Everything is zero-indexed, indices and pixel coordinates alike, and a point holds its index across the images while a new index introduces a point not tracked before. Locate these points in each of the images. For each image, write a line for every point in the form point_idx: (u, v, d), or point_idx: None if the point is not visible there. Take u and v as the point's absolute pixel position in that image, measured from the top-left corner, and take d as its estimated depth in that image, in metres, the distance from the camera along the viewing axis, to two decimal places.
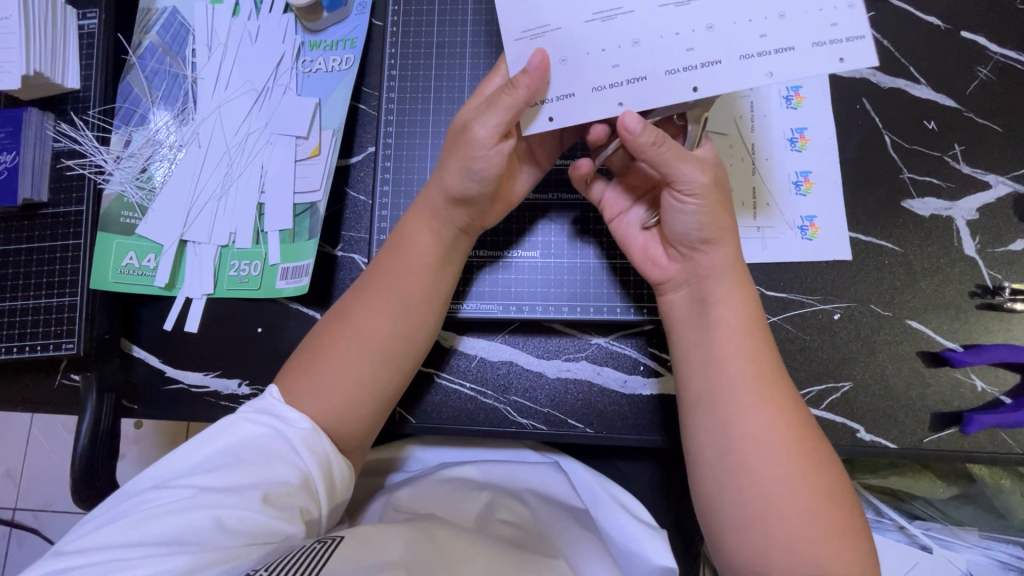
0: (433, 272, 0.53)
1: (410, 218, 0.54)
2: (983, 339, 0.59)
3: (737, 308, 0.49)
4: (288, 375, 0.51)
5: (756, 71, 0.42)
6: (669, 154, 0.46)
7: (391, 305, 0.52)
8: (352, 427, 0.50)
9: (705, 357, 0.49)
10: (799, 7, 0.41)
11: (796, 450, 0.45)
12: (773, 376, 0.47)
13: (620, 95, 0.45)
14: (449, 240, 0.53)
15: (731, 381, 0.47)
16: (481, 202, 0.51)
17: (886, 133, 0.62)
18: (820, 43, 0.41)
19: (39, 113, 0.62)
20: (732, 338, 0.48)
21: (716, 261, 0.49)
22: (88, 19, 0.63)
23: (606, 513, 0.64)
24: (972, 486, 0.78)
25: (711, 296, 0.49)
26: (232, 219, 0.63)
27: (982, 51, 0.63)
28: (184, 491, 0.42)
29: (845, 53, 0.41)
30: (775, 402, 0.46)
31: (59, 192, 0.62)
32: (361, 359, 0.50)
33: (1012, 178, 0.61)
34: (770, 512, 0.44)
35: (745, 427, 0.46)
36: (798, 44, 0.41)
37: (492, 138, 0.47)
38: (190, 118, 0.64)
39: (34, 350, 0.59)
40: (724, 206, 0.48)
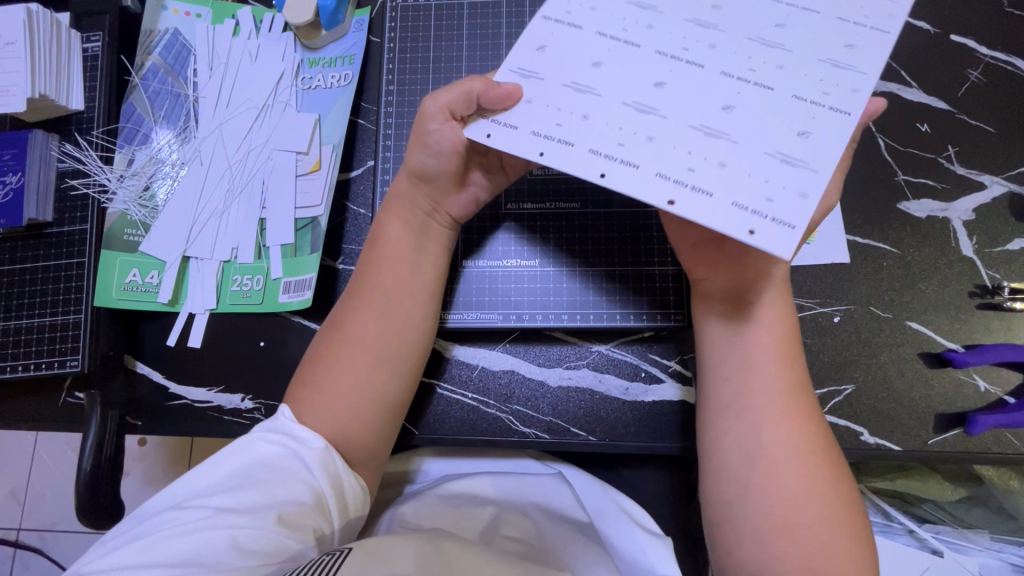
0: (426, 262, 0.55)
1: (384, 215, 0.55)
2: (984, 339, 0.59)
3: (757, 315, 0.49)
4: (313, 373, 0.51)
5: (718, 184, 0.39)
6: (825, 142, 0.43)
7: (416, 307, 0.54)
8: (377, 431, 0.51)
9: (740, 359, 0.49)
10: (742, 166, 0.39)
11: (822, 455, 0.46)
12: (788, 381, 0.48)
13: (545, 147, 0.41)
14: (419, 227, 0.55)
15: (765, 384, 0.47)
16: (439, 181, 0.53)
17: (880, 137, 0.63)
18: (789, 166, 0.39)
19: (44, 134, 0.63)
20: (768, 343, 0.49)
21: (771, 270, 0.49)
22: (92, 42, 0.64)
23: (612, 523, 0.64)
24: (980, 489, 0.78)
25: (742, 303, 0.50)
26: (235, 235, 0.64)
27: (972, 54, 0.63)
28: (199, 511, 0.42)
29: (757, 228, 0.38)
30: (789, 409, 0.47)
31: (63, 211, 0.63)
32: (392, 362, 0.52)
33: (1007, 178, 0.61)
34: (790, 521, 0.44)
35: (779, 431, 0.46)
36: (718, 195, 0.38)
37: (442, 113, 0.48)
38: (192, 136, 0.65)
39: (39, 368, 0.60)
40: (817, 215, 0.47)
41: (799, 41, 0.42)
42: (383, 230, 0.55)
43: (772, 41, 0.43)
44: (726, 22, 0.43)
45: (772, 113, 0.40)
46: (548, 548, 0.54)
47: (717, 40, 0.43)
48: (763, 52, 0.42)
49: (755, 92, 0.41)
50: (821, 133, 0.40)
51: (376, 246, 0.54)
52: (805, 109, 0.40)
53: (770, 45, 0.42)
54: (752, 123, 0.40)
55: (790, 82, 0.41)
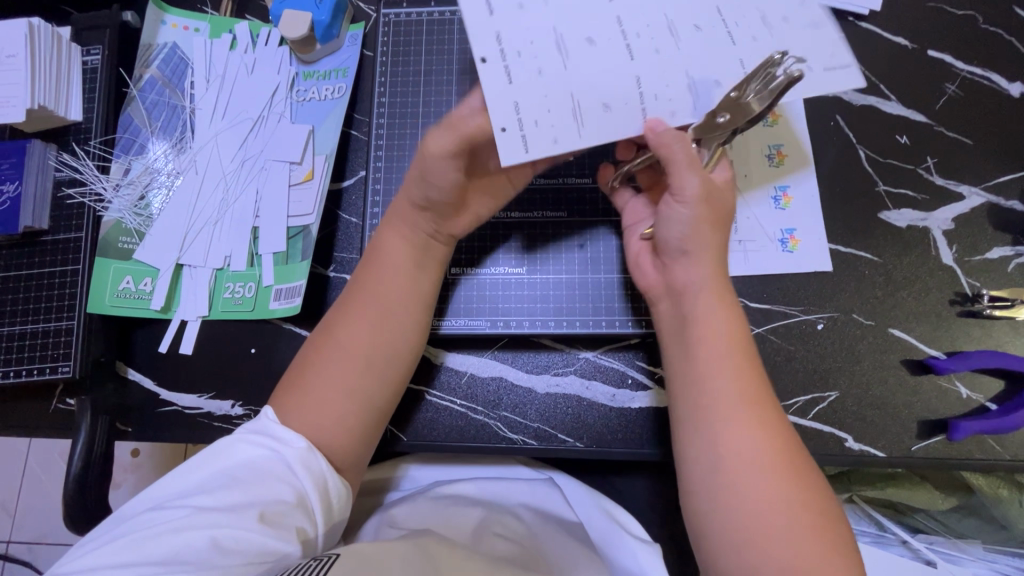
0: (414, 278, 0.55)
1: (384, 228, 0.56)
2: (965, 346, 0.59)
3: (701, 327, 0.50)
4: (284, 393, 0.52)
5: (558, 94, 0.46)
6: (681, 157, 0.47)
7: (371, 317, 0.53)
8: (347, 441, 0.51)
9: (690, 373, 0.49)
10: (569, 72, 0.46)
11: (783, 464, 0.45)
12: (750, 391, 0.48)
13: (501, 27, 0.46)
14: (419, 244, 0.55)
15: (716, 395, 0.47)
16: (442, 208, 0.53)
17: (860, 148, 0.64)
18: (632, 113, 0.47)
19: (43, 144, 0.64)
20: (714, 355, 0.48)
21: (692, 276, 0.50)
22: (91, 55, 0.66)
23: (601, 529, 0.64)
24: (971, 498, 0.78)
25: (688, 313, 0.50)
26: (228, 243, 0.65)
27: (949, 69, 0.65)
28: (181, 511, 0.43)
29: (505, 129, 0.46)
30: (751, 418, 0.47)
31: (59, 219, 0.64)
32: (351, 370, 0.51)
33: (984, 189, 0.63)
34: (758, 529, 0.43)
35: (734, 441, 0.46)
36: (518, 93, 0.46)
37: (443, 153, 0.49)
38: (188, 146, 0.67)
39: (31, 373, 0.60)
40: (712, 219, 0.50)
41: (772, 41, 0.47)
42: (384, 248, 0.55)
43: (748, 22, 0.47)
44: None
45: (678, 64, 0.46)
46: (535, 550, 0.55)
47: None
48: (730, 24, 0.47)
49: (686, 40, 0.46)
50: (617, 116, 0.46)
51: (373, 262, 0.55)
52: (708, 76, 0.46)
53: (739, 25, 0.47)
54: (649, 64, 0.46)
55: (724, 58, 0.47)
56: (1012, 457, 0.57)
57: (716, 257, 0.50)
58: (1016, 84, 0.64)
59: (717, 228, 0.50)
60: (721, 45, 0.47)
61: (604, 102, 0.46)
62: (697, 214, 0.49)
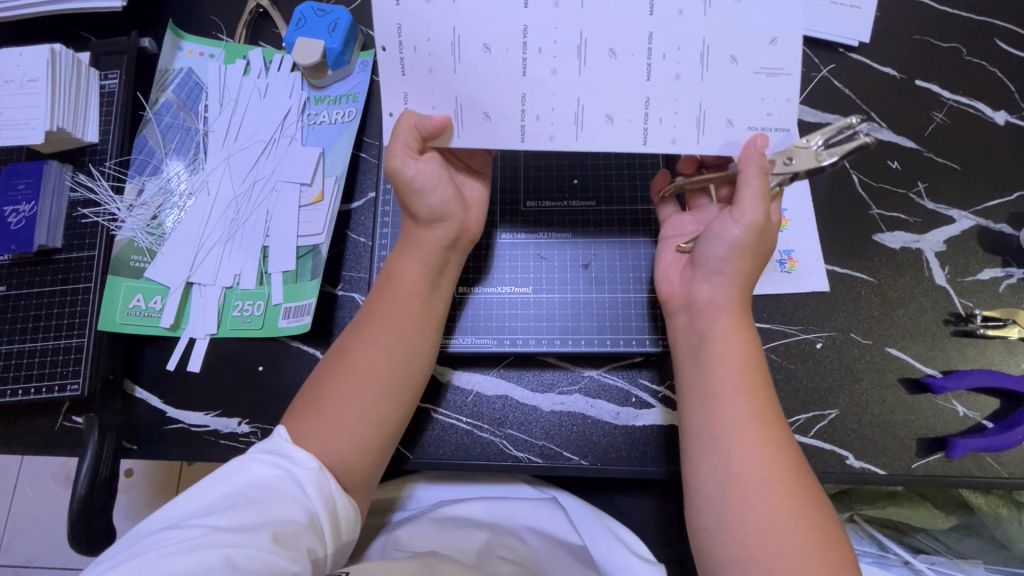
0: (425, 299, 0.56)
1: (398, 255, 0.57)
2: (960, 365, 0.61)
3: (720, 346, 0.51)
4: (295, 413, 0.52)
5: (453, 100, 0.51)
6: (758, 185, 0.49)
7: (389, 340, 0.54)
8: (358, 461, 0.51)
9: (703, 390, 0.51)
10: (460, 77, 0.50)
11: (794, 484, 0.46)
12: (765, 414, 0.49)
13: (402, 18, 0.48)
14: (435, 266, 0.57)
15: (729, 414, 0.49)
16: (444, 215, 0.56)
17: (854, 172, 0.66)
18: (513, 126, 0.51)
19: (59, 165, 0.65)
20: (729, 374, 0.50)
21: (716, 295, 0.53)
22: (109, 80, 0.67)
23: (605, 548, 0.63)
24: (971, 517, 0.79)
25: (706, 330, 0.53)
26: (238, 262, 0.66)
27: (936, 98, 0.68)
28: (195, 530, 0.43)
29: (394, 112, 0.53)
30: (765, 439, 0.48)
31: (73, 238, 0.65)
32: (366, 393, 0.52)
33: (974, 212, 0.65)
34: (770, 547, 0.44)
35: (745, 459, 0.47)
36: (410, 89, 0.51)
37: (410, 155, 0.53)
38: (201, 167, 0.68)
39: (40, 391, 0.61)
40: (757, 249, 0.52)
41: (722, 88, 0.49)
42: (398, 271, 0.56)
43: (685, 51, 0.48)
44: (665, 24, 0.47)
45: (577, 87, 0.49)
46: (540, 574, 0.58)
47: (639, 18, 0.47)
48: (672, 51, 0.48)
49: (600, 61, 0.49)
50: (497, 124, 0.51)
51: (389, 286, 0.56)
52: (613, 111, 0.50)
53: (676, 57, 0.48)
54: (548, 84, 0.49)
55: (638, 91, 0.49)
56: (1010, 474, 0.58)
57: (744, 281, 0.53)
58: (1000, 112, 0.67)
59: (756, 255, 0.52)
60: (636, 76, 0.49)
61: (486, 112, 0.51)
62: (740, 239, 0.50)
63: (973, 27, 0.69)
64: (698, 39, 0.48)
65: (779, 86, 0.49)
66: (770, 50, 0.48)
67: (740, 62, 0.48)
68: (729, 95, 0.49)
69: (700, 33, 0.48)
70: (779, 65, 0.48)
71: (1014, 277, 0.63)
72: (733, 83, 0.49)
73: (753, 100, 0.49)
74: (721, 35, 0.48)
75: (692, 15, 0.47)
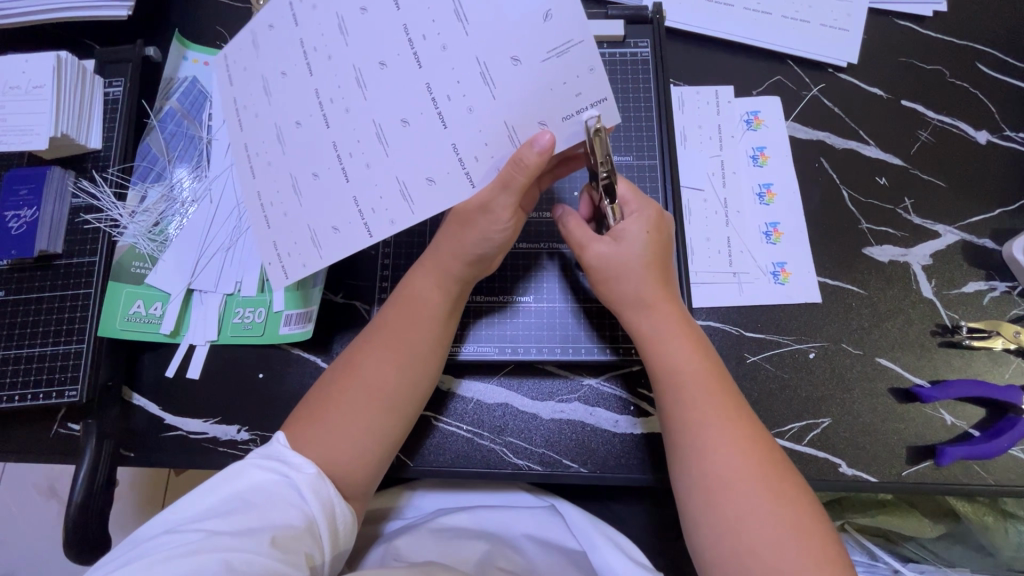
0: (443, 321, 0.56)
1: (417, 273, 0.58)
2: (947, 375, 0.63)
3: (683, 361, 0.53)
4: (296, 422, 0.52)
5: (337, 211, 0.53)
6: (577, 233, 0.57)
7: (397, 356, 0.54)
8: (356, 473, 0.51)
9: (673, 403, 0.52)
10: (337, 206, 0.53)
11: (769, 490, 0.47)
12: (732, 423, 0.50)
13: (247, 139, 0.55)
14: (455, 291, 0.57)
15: (703, 424, 0.50)
16: (493, 258, 0.56)
17: (843, 188, 0.69)
18: (397, 198, 0.51)
19: (62, 171, 0.66)
20: (698, 385, 0.52)
21: (659, 322, 0.54)
22: (114, 87, 0.68)
23: (603, 557, 0.62)
24: (958, 525, 0.80)
25: (664, 348, 0.53)
26: (240, 269, 0.66)
27: (921, 118, 0.71)
28: (194, 534, 0.43)
29: (307, 261, 0.55)
30: (734, 444, 0.49)
31: (74, 244, 0.65)
32: (371, 406, 0.53)
33: (959, 227, 0.67)
34: (748, 550, 0.46)
35: (719, 468, 0.48)
36: (299, 224, 0.55)
37: (509, 214, 0.52)
38: (204, 175, 0.69)
39: (37, 398, 0.60)
40: (661, 270, 0.55)
41: (534, 107, 0.47)
42: (412, 287, 0.57)
43: (467, 83, 0.47)
44: (457, 65, 0.46)
45: (425, 155, 0.50)
46: None
47: (442, 67, 0.47)
48: (456, 94, 0.47)
49: (418, 125, 0.49)
50: (398, 214, 0.51)
51: (404, 303, 0.57)
52: (469, 151, 0.49)
53: (462, 91, 0.47)
54: (396, 157, 0.50)
55: (470, 132, 0.48)
56: (997, 482, 0.60)
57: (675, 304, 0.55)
58: (982, 132, 0.70)
59: (662, 273, 0.55)
60: (478, 95, 0.47)
61: (368, 208, 0.52)
62: (605, 284, 0.56)
63: (955, 51, 0.72)
64: (471, 61, 0.46)
65: (577, 59, 0.44)
66: (548, 28, 0.44)
67: (523, 62, 0.45)
68: (539, 95, 0.46)
69: (470, 55, 0.46)
70: (566, 40, 0.44)
71: (997, 289, 0.65)
72: (530, 79, 0.46)
73: (559, 89, 0.46)
74: (502, 28, 0.45)
75: (456, 42, 0.46)
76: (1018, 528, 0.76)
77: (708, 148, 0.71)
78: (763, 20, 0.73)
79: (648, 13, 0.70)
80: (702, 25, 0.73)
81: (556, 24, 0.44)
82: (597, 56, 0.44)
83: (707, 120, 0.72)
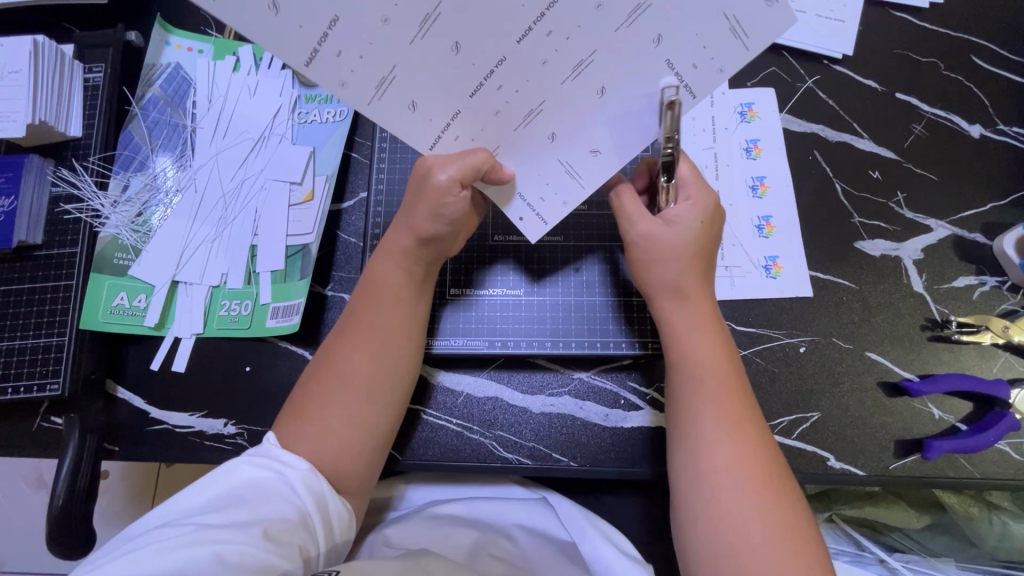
0: (411, 304, 0.56)
1: (381, 258, 0.57)
2: (936, 369, 0.63)
3: (696, 351, 0.53)
4: (283, 418, 0.52)
5: (310, 12, 0.40)
6: (628, 205, 0.56)
7: (371, 344, 0.54)
8: (345, 468, 0.51)
9: (680, 396, 0.53)
10: (280, 41, 0.41)
11: (764, 485, 0.47)
12: (741, 418, 0.50)
13: None
14: (420, 274, 0.56)
15: (705, 418, 0.50)
16: (446, 241, 0.55)
17: (837, 181, 0.68)
18: (371, 80, 0.44)
19: (40, 160, 0.64)
20: (705, 376, 0.52)
21: (689, 314, 0.54)
22: (93, 73, 0.66)
23: (593, 546, 0.64)
24: (944, 516, 0.81)
25: (679, 338, 0.54)
26: (225, 261, 0.65)
27: (915, 111, 0.70)
28: (187, 527, 0.43)
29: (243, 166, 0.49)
30: (733, 439, 0.49)
31: (54, 235, 0.63)
32: (350, 398, 0.52)
33: (950, 222, 0.67)
34: (741, 544, 0.45)
35: (717, 464, 0.48)
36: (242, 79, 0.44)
37: (452, 187, 0.49)
38: (188, 163, 0.67)
39: (18, 391, 0.59)
40: (700, 266, 0.54)
41: (526, 161, 0.50)
42: (382, 274, 0.56)
43: (516, 103, 0.46)
44: (533, 81, 0.45)
45: (427, 88, 0.45)
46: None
47: (526, 64, 0.43)
48: (506, 91, 0.45)
49: (459, 62, 0.43)
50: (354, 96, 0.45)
51: (374, 289, 0.56)
52: (458, 129, 0.48)
53: (507, 98, 0.46)
54: (407, 58, 0.43)
55: (477, 122, 0.47)
56: (983, 476, 0.60)
57: (709, 297, 0.55)
58: (975, 126, 0.70)
59: (700, 267, 0.54)
60: (506, 126, 0.48)
61: (335, 47, 0.42)
62: (643, 272, 0.55)
63: (950, 43, 0.72)
64: (537, 98, 0.45)
65: (569, 188, 0.50)
66: (589, 160, 0.49)
67: (556, 142, 0.48)
68: (534, 160, 0.50)
69: (542, 94, 0.45)
70: (588, 169, 0.49)
71: (987, 284, 0.65)
72: (537, 153, 0.49)
73: (542, 177, 0.50)
74: (574, 118, 0.47)
75: (555, 71, 0.44)
76: (1003, 519, 0.77)
77: (701, 140, 0.70)
78: None
79: None
80: None
81: (597, 162, 0.49)
82: (576, 205, 0.51)
83: (701, 111, 0.71)
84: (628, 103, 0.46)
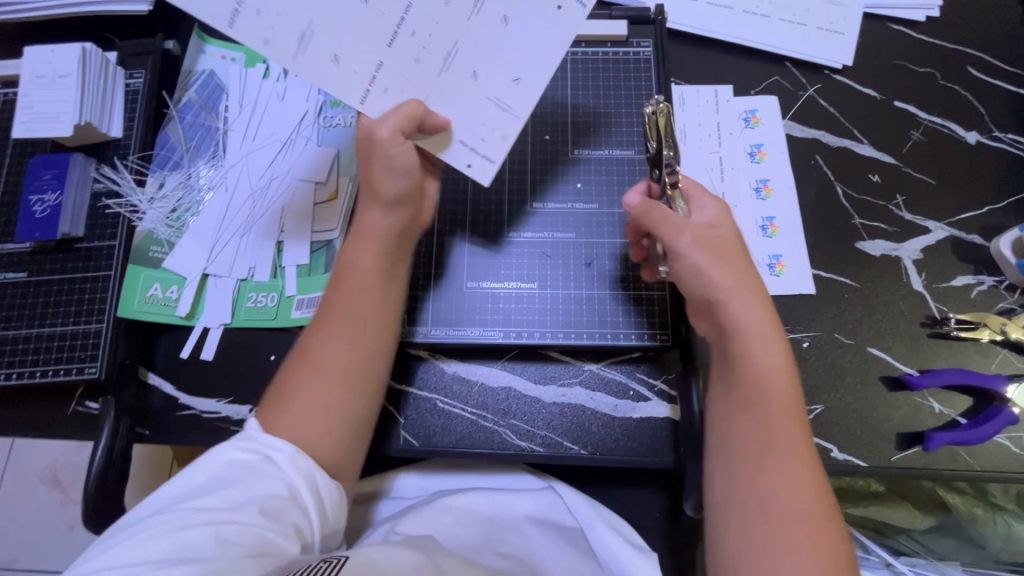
0: (381, 286, 0.57)
1: (350, 244, 0.58)
2: (935, 364, 0.65)
3: (765, 366, 0.50)
4: (266, 405, 0.54)
5: None
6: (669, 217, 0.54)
7: (342, 328, 0.55)
8: (326, 451, 0.52)
9: (745, 409, 0.50)
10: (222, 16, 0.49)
11: (818, 507, 0.46)
12: (797, 437, 0.49)
13: None
14: (388, 251, 0.58)
15: (768, 436, 0.49)
16: (408, 202, 0.57)
17: (838, 184, 0.71)
18: (292, 38, 0.50)
19: (84, 158, 0.68)
20: (770, 393, 0.50)
21: (755, 325, 0.51)
22: (135, 79, 0.70)
23: (600, 535, 0.66)
24: (948, 517, 0.82)
25: (747, 351, 0.51)
26: (253, 255, 0.68)
27: (913, 118, 0.73)
28: (179, 511, 0.45)
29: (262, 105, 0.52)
30: (787, 453, 0.48)
31: (94, 228, 0.67)
32: (324, 382, 0.53)
33: (948, 224, 0.70)
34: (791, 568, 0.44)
35: (775, 482, 0.47)
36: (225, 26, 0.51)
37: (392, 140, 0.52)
38: (220, 163, 0.71)
39: (56, 374, 0.63)
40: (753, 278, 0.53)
41: (454, 105, 0.53)
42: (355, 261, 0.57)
43: (432, 46, 0.51)
44: (442, 23, 0.50)
45: (353, 42, 0.50)
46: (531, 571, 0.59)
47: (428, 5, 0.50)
48: (420, 36, 0.51)
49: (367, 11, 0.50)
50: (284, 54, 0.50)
51: (345, 275, 0.57)
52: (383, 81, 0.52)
53: (422, 43, 0.51)
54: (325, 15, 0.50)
55: (400, 74, 0.52)
56: (984, 468, 0.62)
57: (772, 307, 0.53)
58: (972, 132, 0.73)
59: (754, 278, 0.53)
60: (425, 72, 0.52)
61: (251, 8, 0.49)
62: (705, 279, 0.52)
63: (946, 53, 0.75)
64: (451, 38, 0.51)
65: (503, 122, 0.53)
66: (512, 89, 0.52)
67: (478, 79, 0.52)
68: (465, 106, 0.53)
69: (451, 33, 0.51)
70: (514, 102, 0.52)
71: (984, 283, 0.68)
72: (464, 97, 0.52)
73: (476, 120, 0.53)
74: (483, 52, 0.51)
75: (457, 14, 0.50)
76: (1007, 520, 0.78)
77: (707, 143, 0.74)
78: (762, 22, 0.76)
79: (649, 14, 0.74)
80: (702, 27, 0.76)
81: (519, 88, 0.52)
82: (516, 135, 0.53)
83: (706, 117, 0.74)
84: (531, 30, 0.51)
